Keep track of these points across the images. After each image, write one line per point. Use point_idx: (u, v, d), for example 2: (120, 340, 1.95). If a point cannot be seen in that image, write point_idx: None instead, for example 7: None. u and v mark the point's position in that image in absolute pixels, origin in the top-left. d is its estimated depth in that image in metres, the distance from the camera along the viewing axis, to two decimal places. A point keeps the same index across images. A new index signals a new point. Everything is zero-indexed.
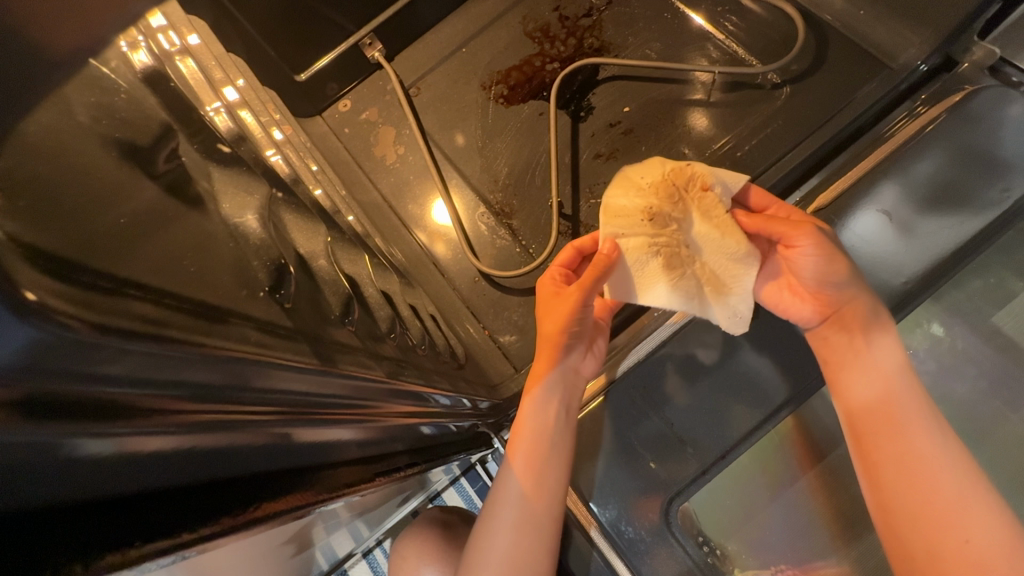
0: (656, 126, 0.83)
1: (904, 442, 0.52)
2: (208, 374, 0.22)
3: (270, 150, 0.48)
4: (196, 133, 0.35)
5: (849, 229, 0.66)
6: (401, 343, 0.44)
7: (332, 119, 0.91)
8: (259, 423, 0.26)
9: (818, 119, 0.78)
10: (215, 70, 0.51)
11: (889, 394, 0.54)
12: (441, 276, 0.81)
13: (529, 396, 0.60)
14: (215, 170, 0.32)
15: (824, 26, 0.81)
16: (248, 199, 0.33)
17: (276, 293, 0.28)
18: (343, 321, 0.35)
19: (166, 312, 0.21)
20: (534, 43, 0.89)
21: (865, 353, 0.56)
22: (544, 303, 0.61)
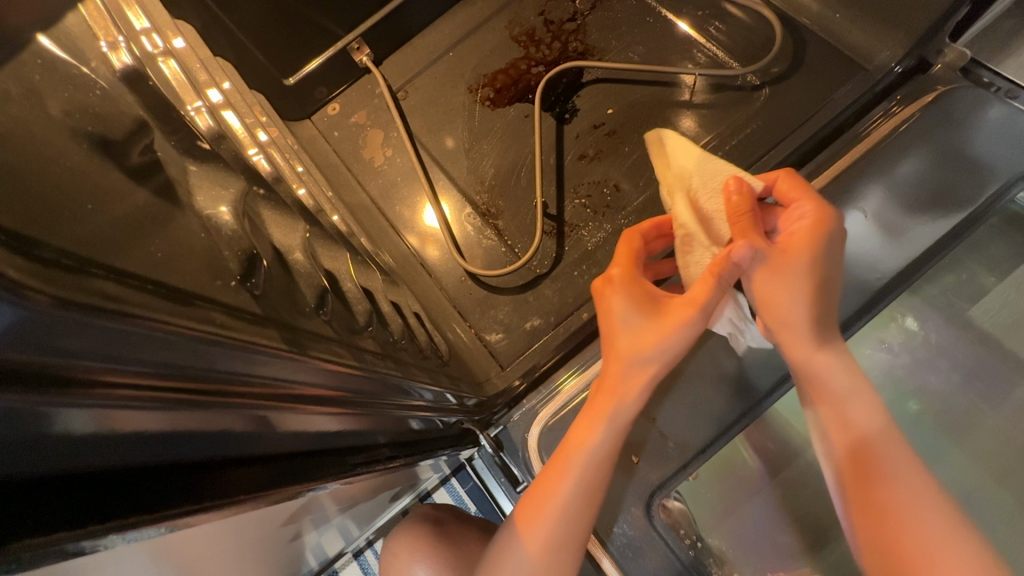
0: (639, 127, 0.85)
1: (876, 484, 0.49)
2: (172, 353, 0.22)
3: (254, 151, 0.49)
4: (176, 131, 0.36)
5: None
6: (379, 336, 0.45)
7: (321, 122, 0.92)
8: (233, 406, 0.27)
9: (797, 120, 0.80)
10: (200, 72, 0.52)
11: (856, 419, 0.52)
12: (429, 276, 0.82)
13: (585, 421, 0.56)
14: (193, 165, 0.33)
15: (802, 29, 0.83)
16: (224, 193, 0.34)
17: (247, 282, 0.29)
18: (318, 312, 0.36)
19: (131, 292, 0.21)
20: (519, 47, 0.91)
21: (822, 377, 0.54)
22: (629, 310, 0.55)
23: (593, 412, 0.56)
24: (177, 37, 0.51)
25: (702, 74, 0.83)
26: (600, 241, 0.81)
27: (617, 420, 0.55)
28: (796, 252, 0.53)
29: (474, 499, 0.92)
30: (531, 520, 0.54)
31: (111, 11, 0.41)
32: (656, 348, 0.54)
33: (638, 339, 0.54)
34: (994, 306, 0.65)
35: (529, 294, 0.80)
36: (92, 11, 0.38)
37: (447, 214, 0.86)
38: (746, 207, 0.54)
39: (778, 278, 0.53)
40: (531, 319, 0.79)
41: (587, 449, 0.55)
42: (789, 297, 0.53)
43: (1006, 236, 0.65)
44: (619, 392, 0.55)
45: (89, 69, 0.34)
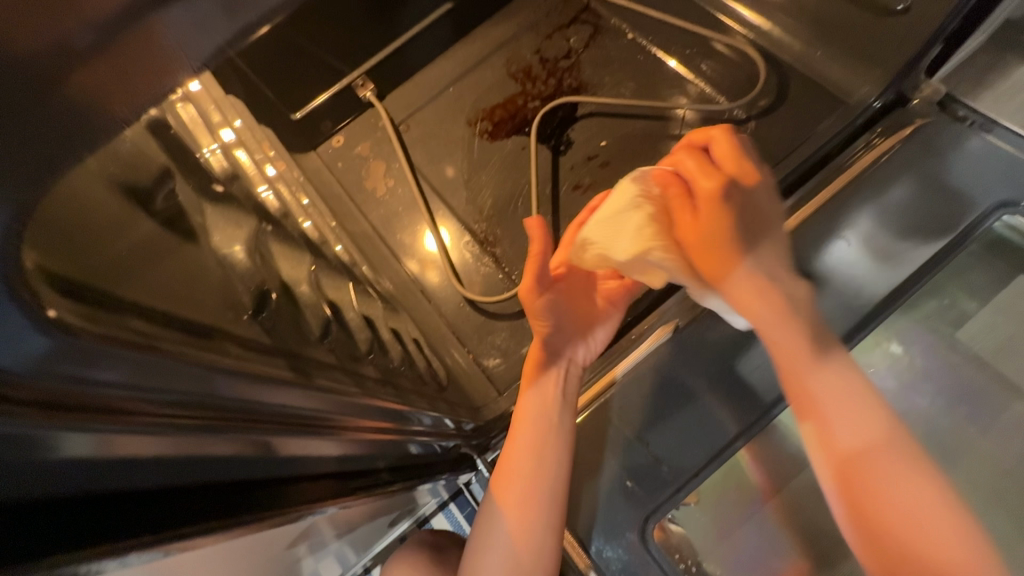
0: (632, 159, 0.88)
1: (887, 495, 0.50)
2: (189, 382, 0.24)
3: (263, 187, 0.52)
4: (192, 172, 0.39)
5: (826, 255, 0.70)
6: (380, 363, 0.47)
7: (325, 154, 0.96)
8: (247, 435, 0.28)
9: (781, 152, 0.84)
10: (213, 112, 0.55)
11: (849, 421, 0.53)
12: (428, 302, 0.84)
13: (527, 385, 0.67)
14: (211, 207, 0.36)
15: (785, 66, 0.87)
16: (238, 231, 0.37)
17: (258, 315, 0.32)
18: (322, 342, 0.38)
19: (154, 329, 0.24)
20: (517, 83, 0.95)
21: (816, 391, 0.54)
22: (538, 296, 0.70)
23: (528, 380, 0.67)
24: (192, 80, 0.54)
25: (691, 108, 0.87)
26: None
27: (545, 393, 0.66)
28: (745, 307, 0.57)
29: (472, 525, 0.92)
30: (502, 483, 0.63)
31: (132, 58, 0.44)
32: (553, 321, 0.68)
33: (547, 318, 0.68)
34: (978, 331, 0.67)
35: (525, 319, 0.82)
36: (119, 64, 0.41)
37: (447, 241, 0.88)
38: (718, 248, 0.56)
39: (759, 307, 0.56)
40: (527, 345, 0.81)
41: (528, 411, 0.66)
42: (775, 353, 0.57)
43: (987, 263, 0.68)
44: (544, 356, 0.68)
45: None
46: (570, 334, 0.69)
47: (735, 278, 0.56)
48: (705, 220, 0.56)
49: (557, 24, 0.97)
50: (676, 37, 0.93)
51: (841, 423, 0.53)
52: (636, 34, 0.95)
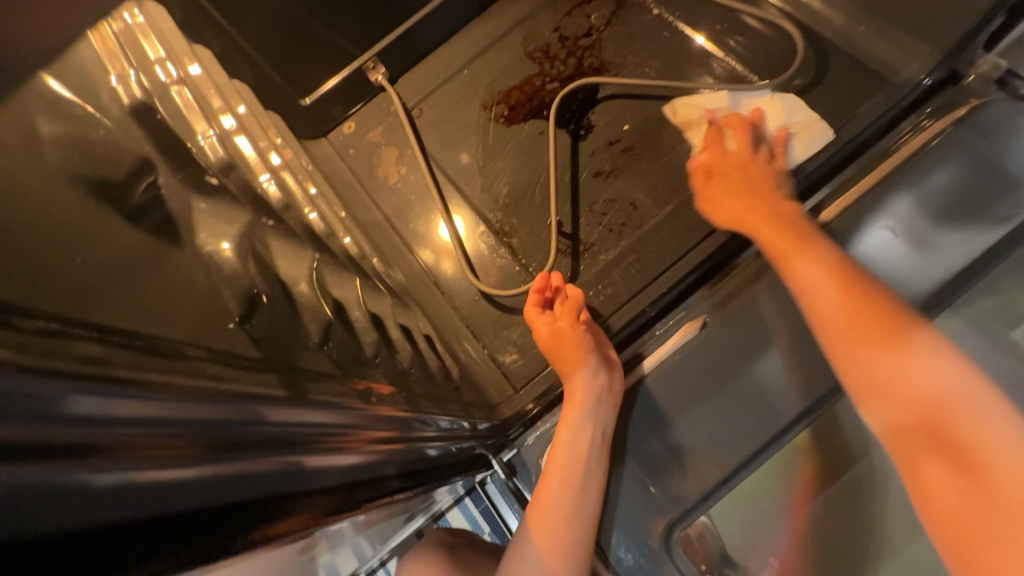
0: (657, 143, 0.83)
1: (965, 425, 0.47)
2: (175, 408, 0.22)
3: (264, 178, 0.48)
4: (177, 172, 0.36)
5: (863, 242, 0.66)
6: (388, 367, 0.44)
7: (336, 140, 0.93)
8: (258, 457, 0.26)
9: (821, 133, 0.77)
10: (214, 97, 0.53)
11: (930, 390, 0.49)
12: (441, 295, 0.81)
13: (567, 419, 0.61)
14: (206, 203, 0.36)
15: (823, 43, 0.80)
16: (227, 227, 0.35)
17: (245, 324, 0.30)
18: (322, 348, 0.36)
19: (110, 353, 0.21)
20: (534, 63, 0.90)
21: (909, 365, 0.51)
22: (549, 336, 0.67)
23: (570, 407, 0.62)
24: (192, 65, 0.51)
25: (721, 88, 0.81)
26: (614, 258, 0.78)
27: (579, 426, 0.61)
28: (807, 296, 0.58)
29: (489, 522, 0.90)
30: (537, 513, 0.57)
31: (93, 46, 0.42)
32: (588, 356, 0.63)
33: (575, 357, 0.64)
34: None
35: None
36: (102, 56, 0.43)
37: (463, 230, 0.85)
38: (795, 224, 0.63)
39: (826, 292, 0.57)
40: None
41: (564, 447, 0.60)
42: (838, 333, 0.55)
43: None
44: (581, 389, 0.61)
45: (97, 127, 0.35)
46: (604, 367, 0.64)
47: (805, 265, 0.59)
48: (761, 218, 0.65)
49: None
50: (704, 12, 0.87)
51: (917, 390, 0.50)
52: (662, 9, 0.89)
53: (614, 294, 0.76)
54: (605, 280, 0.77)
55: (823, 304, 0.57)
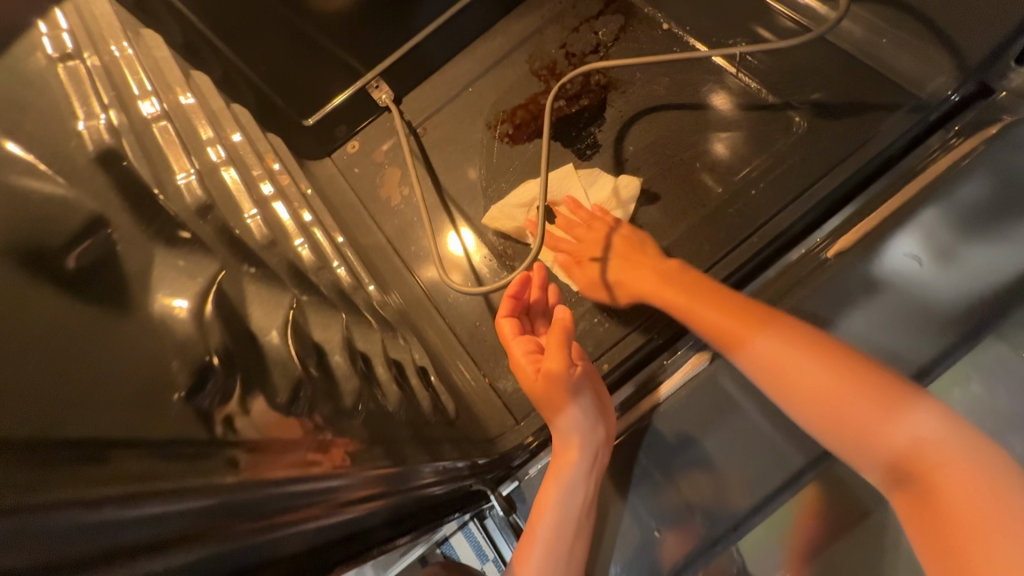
0: (668, 166, 0.78)
1: (975, 471, 0.41)
2: (115, 516, 0.20)
3: (248, 205, 0.47)
4: (161, 187, 0.35)
5: (889, 258, 0.62)
6: (370, 415, 0.41)
7: (340, 160, 0.92)
8: (211, 543, 0.24)
9: (846, 147, 0.71)
10: (204, 128, 0.52)
11: (902, 443, 0.45)
12: (442, 320, 0.77)
13: (555, 468, 0.58)
14: (182, 260, 0.30)
15: (837, 56, 0.76)
16: (191, 284, 0.29)
17: (199, 397, 0.26)
18: (290, 409, 0.32)
19: (3, 474, 0.18)
20: (540, 81, 0.88)
21: (897, 427, 0.46)
22: (526, 364, 0.60)
23: (561, 458, 0.58)
24: (183, 96, 0.53)
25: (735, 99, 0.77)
26: None
27: (572, 483, 0.57)
28: (776, 372, 0.52)
29: None
30: (523, 564, 0.55)
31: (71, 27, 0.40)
32: (571, 400, 0.57)
33: (553, 403, 0.58)
34: None
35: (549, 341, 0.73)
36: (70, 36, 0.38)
37: (471, 244, 0.83)
38: (726, 292, 0.58)
39: (793, 361, 0.51)
40: None
41: (556, 498, 0.57)
42: (803, 400, 0.50)
43: None
44: (574, 444, 0.57)
45: (68, 119, 0.32)
46: (592, 410, 0.59)
47: (762, 342, 0.53)
48: (687, 301, 0.59)
49: (585, 16, 0.89)
50: (715, 25, 0.84)
51: (893, 442, 0.46)
52: (671, 24, 0.86)
53: (619, 323, 0.70)
54: (609, 307, 0.71)
55: (795, 373, 0.51)
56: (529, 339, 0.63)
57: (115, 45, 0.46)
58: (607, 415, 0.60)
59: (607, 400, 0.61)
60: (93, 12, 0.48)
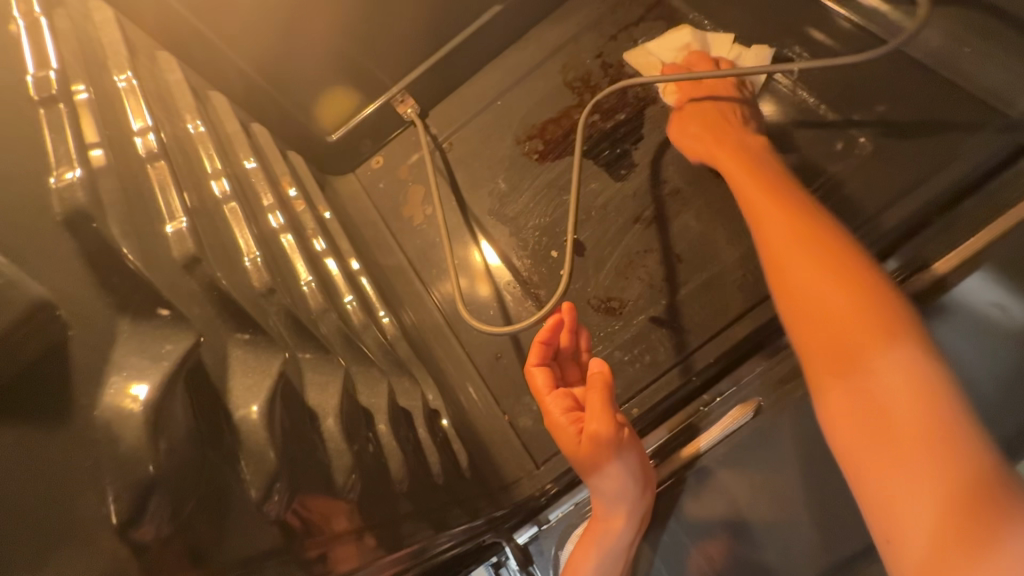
0: (710, 187, 0.68)
1: (953, 439, 0.34)
2: None
3: (245, 235, 0.43)
4: (143, 240, 0.32)
5: (959, 296, 0.54)
6: (360, 492, 0.37)
7: (364, 176, 0.88)
8: None
9: (928, 169, 0.61)
10: (208, 158, 0.49)
11: (951, 441, 0.34)
12: (461, 348, 0.72)
13: (596, 539, 0.54)
14: (167, 344, 0.27)
15: (912, 66, 0.65)
16: (155, 368, 0.26)
17: (131, 530, 0.23)
18: (263, 505, 0.29)
19: None
20: (573, 93, 0.82)
21: (873, 374, 0.39)
22: (569, 427, 0.54)
23: (601, 527, 0.54)
24: (191, 123, 0.51)
25: (786, 110, 0.68)
26: (653, 319, 0.65)
27: (612, 553, 0.53)
28: (829, 331, 0.43)
29: None
30: None
31: (69, 62, 0.38)
32: (625, 471, 0.52)
33: (601, 474, 0.52)
34: None
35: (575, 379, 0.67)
36: (60, 70, 0.35)
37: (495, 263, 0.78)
38: (866, 279, 0.44)
39: (886, 377, 0.39)
40: None
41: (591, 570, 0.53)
42: (807, 335, 0.44)
43: None
44: (623, 515, 0.52)
45: (40, 176, 0.29)
46: (641, 477, 0.53)
47: (882, 357, 0.39)
48: (796, 275, 0.47)
49: (623, 23, 0.83)
50: (767, 32, 0.75)
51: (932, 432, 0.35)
52: (719, 30, 0.78)
53: (652, 363, 0.64)
54: (643, 344, 0.65)
55: (816, 296, 0.45)
56: (563, 391, 0.57)
57: (119, 75, 0.44)
58: (651, 481, 0.54)
59: (649, 463, 0.55)
60: (100, 40, 0.46)
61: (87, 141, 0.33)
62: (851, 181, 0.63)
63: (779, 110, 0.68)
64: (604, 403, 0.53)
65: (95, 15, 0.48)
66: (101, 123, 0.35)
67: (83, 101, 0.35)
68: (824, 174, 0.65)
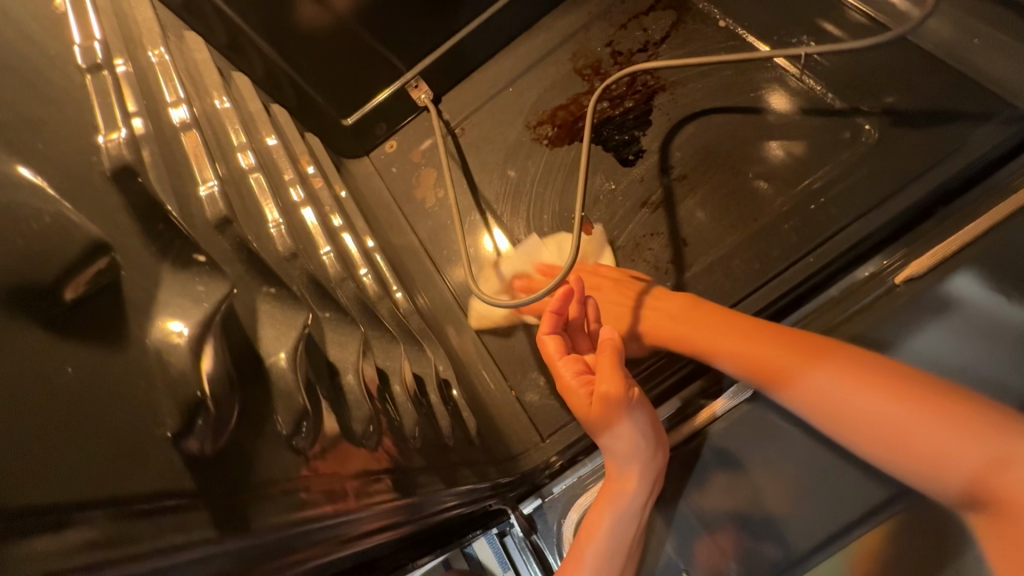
0: (717, 172, 0.70)
1: (870, 405, 0.48)
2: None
3: (270, 205, 0.46)
4: (181, 200, 0.34)
5: (956, 283, 0.55)
6: (377, 444, 0.39)
7: (378, 159, 0.90)
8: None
9: (933, 156, 0.62)
10: (234, 133, 0.51)
11: (863, 410, 0.48)
12: (471, 326, 0.74)
13: (610, 500, 0.55)
14: (200, 284, 0.29)
15: (920, 56, 0.66)
16: (193, 309, 0.28)
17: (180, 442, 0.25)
18: (293, 440, 0.31)
19: None
20: (584, 80, 0.83)
21: (811, 389, 0.50)
22: (582, 391, 0.56)
23: (616, 487, 0.55)
24: (218, 100, 0.54)
25: (793, 97, 0.70)
26: None
27: (624, 515, 0.54)
28: (762, 369, 0.53)
29: None
30: None
31: (109, 35, 0.40)
32: (636, 430, 0.53)
33: (618, 431, 0.53)
34: None
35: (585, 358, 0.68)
36: (103, 42, 0.37)
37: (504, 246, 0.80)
38: (767, 326, 0.54)
39: (827, 386, 0.50)
40: None
41: (602, 532, 0.54)
42: (754, 374, 0.53)
43: None
44: (635, 473, 0.54)
45: (88, 136, 0.32)
46: (653, 437, 0.55)
47: (810, 376, 0.51)
48: (716, 333, 0.55)
49: (634, 12, 0.84)
50: (777, 22, 0.76)
51: (849, 409, 0.49)
52: (730, 19, 0.79)
53: None
54: None
55: (731, 347, 0.54)
56: (574, 357, 0.59)
57: (153, 50, 0.47)
58: (662, 443, 0.56)
59: (661, 425, 0.56)
60: (134, 17, 0.49)
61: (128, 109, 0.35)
62: (856, 167, 0.65)
63: (787, 97, 0.70)
64: (614, 363, 0.55)
65: None
66: (140, 92, 0.38)
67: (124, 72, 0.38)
68: (830, 160, 0.66)
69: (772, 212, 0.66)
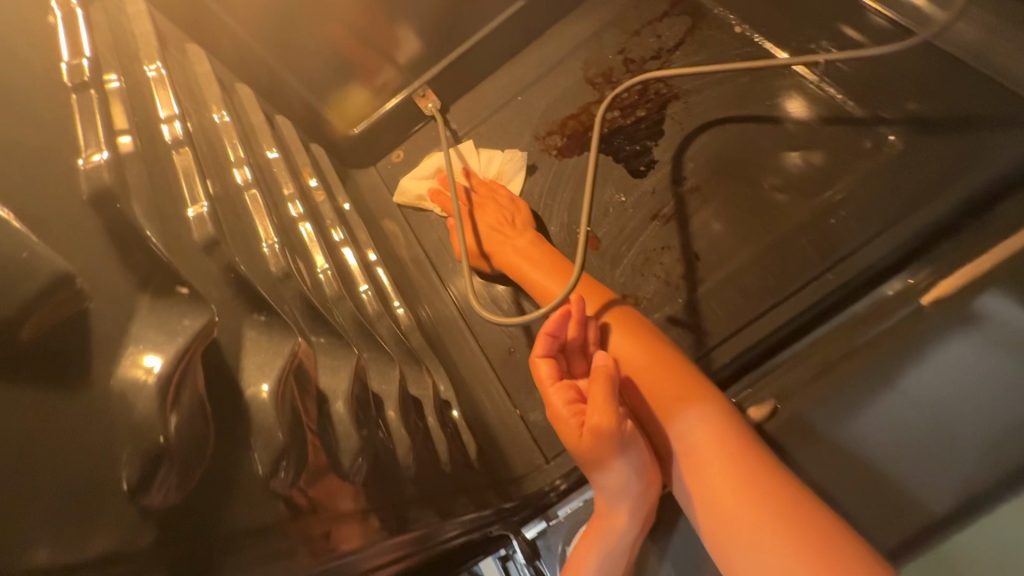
0: (731, 184, 0.67)
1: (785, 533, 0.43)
2: None
3: (264, 222, 0.44)
4: (164, 223, 0.33)
5: (997, 304, 0.49)
6: (365, 476, 0.37)
7: (384, 169, 0.89)
8: None
9: (962, 168, 0.58)
10: (232, 147, 0.50)
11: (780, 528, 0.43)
12: (475, 342, 0.72)
13: (597, 537, 0.52)
14: (185, 317, 0.29)
15: (949, 62, 0.63)
16: (167, 345, 0.28)
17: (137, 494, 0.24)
18: (271, 479, 0.30)
19: None
20: (595, 89, 0.81)
21: (749, 477, 0.47)
22: (571, 424, 0.52)
23: (602, 525, 0.52)
24: (217, 114, 0.53)
25: (812, 106, 0.67)
26: (670, 319, 0.64)
27: (615, 549, 0.52)
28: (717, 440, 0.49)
29: None
30: None
31: (102, 51, 0.39)
32: (627, 467, 0.50)
33: (607, 468, 0.50)
34: None
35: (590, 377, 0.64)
36: (92, 59, 0.36)
37: None
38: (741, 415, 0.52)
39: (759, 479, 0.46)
40: None
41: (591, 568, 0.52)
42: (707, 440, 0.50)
43: None
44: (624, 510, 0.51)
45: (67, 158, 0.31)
46: (644, 474, 0.51)
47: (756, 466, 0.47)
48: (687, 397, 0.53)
49: (647, 18, 0.82)
50: (796, 28, 0.73)
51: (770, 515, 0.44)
52: (746, 25, 0.76)
53: None
54: None
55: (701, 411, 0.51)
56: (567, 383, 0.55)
57: (150, 65, 0.46)
58: (655, 477, 0.53)
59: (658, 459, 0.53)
60: (133, 31, 0.48)
61: (116, 127, 0.34)
62: (880, 179, 0.61)
63: (806, 106, 0.67)
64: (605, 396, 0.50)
65: (128, 7, 0.50)
66: (129, 110, 0.37)
67: (116, 89, 0.37)
68: (852, 172, 0.63)
69: (789, 227, 0.63)
